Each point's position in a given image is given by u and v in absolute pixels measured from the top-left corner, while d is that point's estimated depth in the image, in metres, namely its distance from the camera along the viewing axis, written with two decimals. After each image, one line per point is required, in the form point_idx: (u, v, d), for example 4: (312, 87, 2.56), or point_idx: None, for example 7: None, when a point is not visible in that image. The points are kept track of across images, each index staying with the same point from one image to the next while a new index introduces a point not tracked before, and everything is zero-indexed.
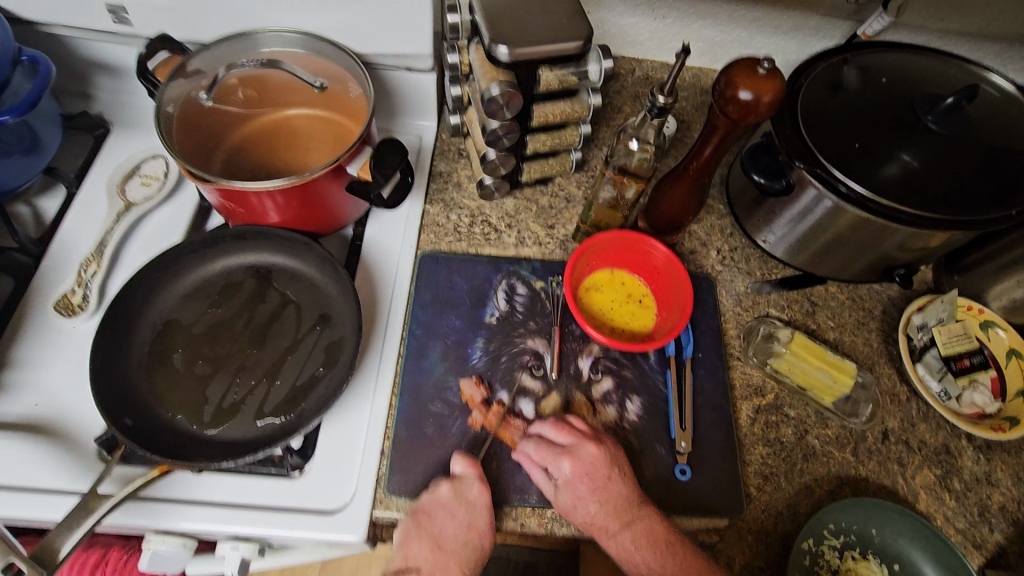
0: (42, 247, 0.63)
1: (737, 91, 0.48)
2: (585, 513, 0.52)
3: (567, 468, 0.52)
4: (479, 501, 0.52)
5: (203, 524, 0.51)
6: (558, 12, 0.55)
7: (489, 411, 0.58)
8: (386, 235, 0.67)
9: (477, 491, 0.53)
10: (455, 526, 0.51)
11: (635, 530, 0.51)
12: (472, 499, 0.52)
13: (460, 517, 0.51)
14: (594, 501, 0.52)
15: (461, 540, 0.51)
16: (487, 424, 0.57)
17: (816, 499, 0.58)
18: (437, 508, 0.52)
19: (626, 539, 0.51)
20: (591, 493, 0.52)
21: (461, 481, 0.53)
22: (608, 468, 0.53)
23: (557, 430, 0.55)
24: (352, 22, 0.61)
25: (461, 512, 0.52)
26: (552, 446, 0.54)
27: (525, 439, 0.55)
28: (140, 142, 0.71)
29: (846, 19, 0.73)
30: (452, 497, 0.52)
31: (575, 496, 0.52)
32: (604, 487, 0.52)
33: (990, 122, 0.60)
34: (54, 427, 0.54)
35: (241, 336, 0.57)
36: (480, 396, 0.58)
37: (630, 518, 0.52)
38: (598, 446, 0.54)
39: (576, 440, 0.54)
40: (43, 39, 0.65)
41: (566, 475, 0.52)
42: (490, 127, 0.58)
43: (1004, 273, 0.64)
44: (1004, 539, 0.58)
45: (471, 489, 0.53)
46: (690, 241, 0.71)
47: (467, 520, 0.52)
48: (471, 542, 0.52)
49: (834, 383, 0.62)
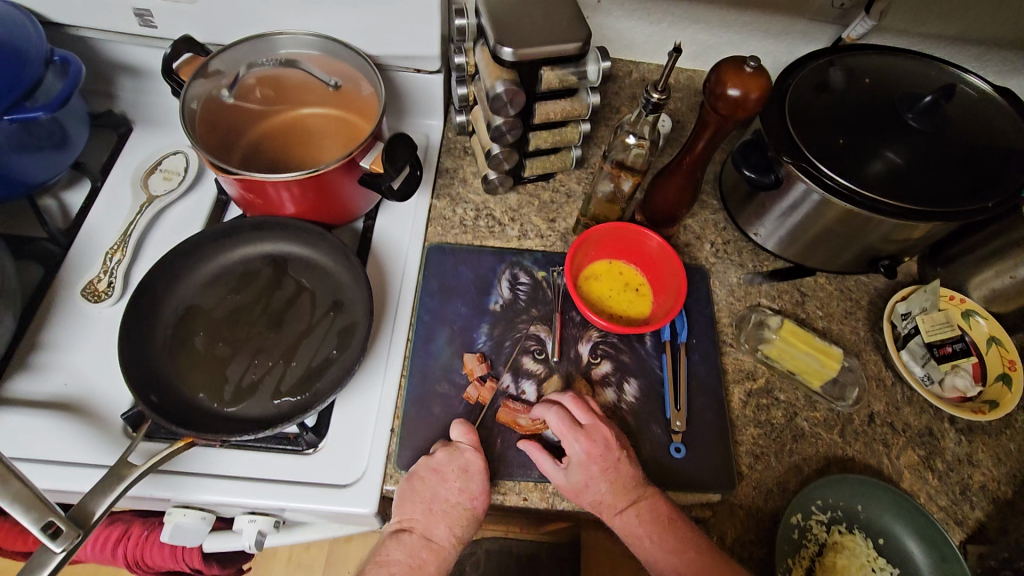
0: (70, 237, 0.66)
1: (726, 89, 0.52)
2: (595, 492, 0.55)
3: (581, 448, 0.55)
4: (473, 465, 0.56)
5: (223, 495, 0.54)
6: (559, 16, 0.58)
7: (483, 386, 0.61)
8: (395, 227, 0.70)
9: (473, 456, 0.56)
10: (447, 489, 0.54)
11: (640, 508, 0.54)
12: (465, 464, 0.56)
13: (453, 481, 0.55)
14: (605, 480, 0.55)
15: (451, 503, 0.54)
16: (480, 398, 0.60)
17: (805, 477, 0.60)
18: (430, 473, 0.55)
19: (630, 516, 0.54)
20: (603, 473, 0.55)
21: (455, 447, 0.56)
22: (617, 450, 0.56)
23: (576, 407, 0.58)
24: (364, 26, 0.65)
25: (453, 476, 0.55)
26: (573, 423, 0.56)
27: (547, 408, 0.58)
28: (162, 139, 0.74)
29: (832, 24, 0.77)
30: (446, 462, 0.55)
31: (588, 476, 0.55)
32: (614, 468, 0.55)
33: (967, 120, 0.63)
34: (82, 405, 0.57)
35: (260, 322, 0.61)
36: (481, 373, 0.61)
37: (636, 496, 0.55)
38: (609, 428, 0.57)
39: (592, 420, 0.57)
40: (72, 42, 0.69)
41: (580, 455, 0.55)
42: (495, 123, 0.61)
43: (984, 264, 0.67)
44: (985, 516, 0.61)
45: (465, 454, 0.56)
46: (685, 234, 0.75)
47: (459, 484, 0.55)
48: (463, 505, 0.55)
49: (821, 367, 0.65)
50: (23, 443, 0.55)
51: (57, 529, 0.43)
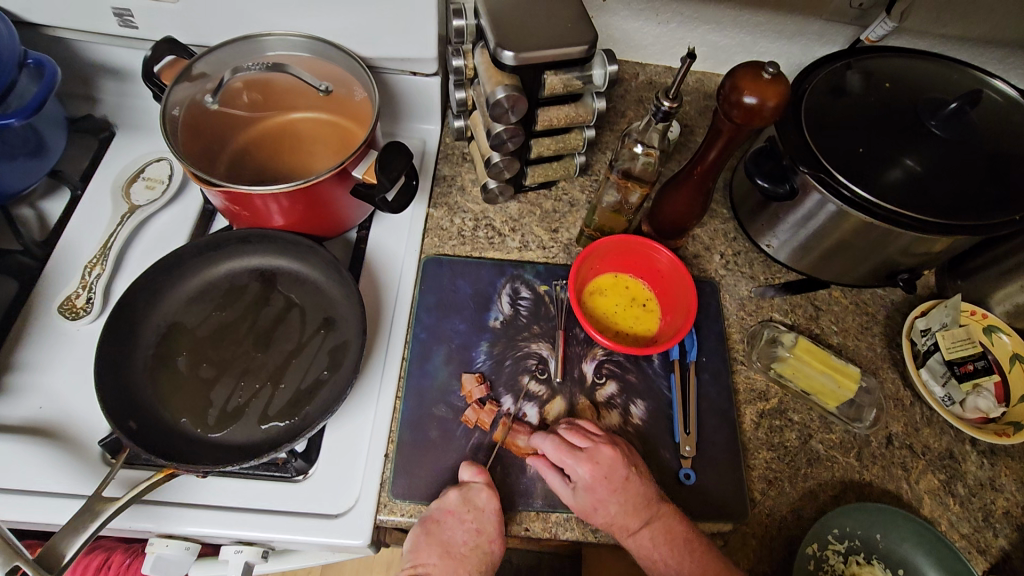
0: (47, 249, 0.63)
1: (743, 96, 0.48)
2: (605, 513, 0.52)
3: (585, 472, 0.52)
4: (487, 506, 0.52)
5: (207, 527, 0.51)
6: (564, 17, 0.55)
7: (482, 408, 0.57)
8: (390, 238, 0.67)
9: (486, 496, 0.52)
10: (465, 531, 0.51)
11: (653, 528, 0.52)
12: (479, 505, 0.52)
13: (470, 522, 0.51)
14: (614, 502, 0.52)
15: (470, 546, 0.51)
16: (480, 423, 0.57)
17: (821, 504, 0.58)
18: (445, 515, 0.52)
19: (644, 537, 0.51)
20: (611, 494, 0.52)
21: (469, 487, 0.53)
22: (625, 468, 0.53)
23: (571, 434, 0.55)
24: (358, 26, 0.61)
25: (470, 517, 0.51)
26: (570, 449, 0.53)
27: (541, 437, 0.55)
28: (145, 145, 0.71)
29: (849, 25, 0.74)
30: (460, 503, 0.52)
31: (595, 499, 0.52)
32: (622, 488, 0.52)
33: (994, 127, 0.60)
34: (57, 430, 0.54)
35: (247, 340, 0.57)
36: (479, 394, 0.58)
37: (649, 516, 0.52)
38: (613, 447, 0.54)
39: (591, 443, 0.54)
40: (49, 42, 0.65)
41: (585, 479, 0.52)
42: (495, 131, 0.58)
43: (1008, 278, 0.64)
44: (1008, 545, 0.58)
45: (479, 496, 0.52)
46: (694, 245, 0.71)
47: (476, 525, 0.51)
48: (481, 549, 0.52)
49: (838, 388, 0.61)
50: None
51: None
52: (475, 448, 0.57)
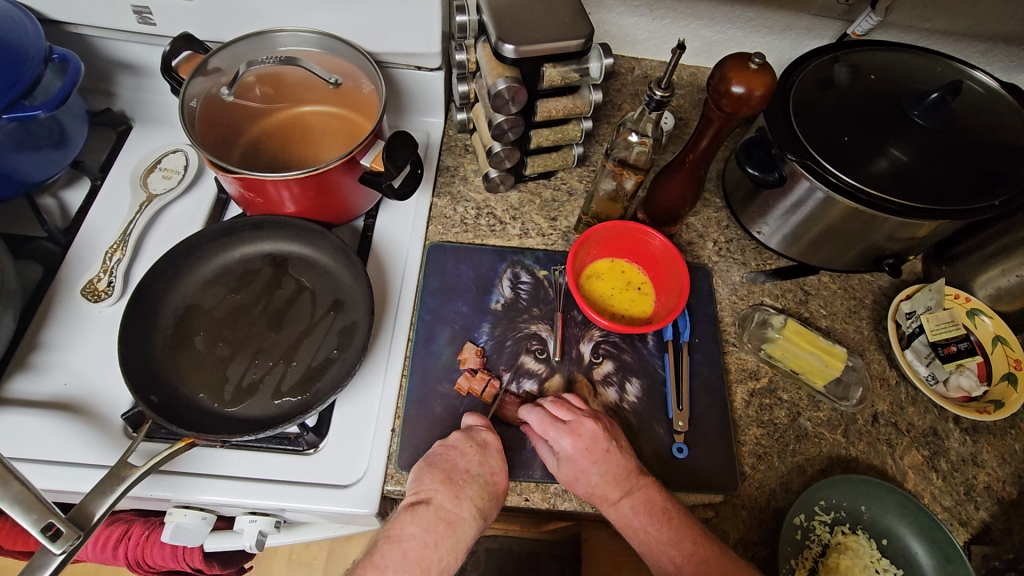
0: (70, 236, 0.66)
1: (731, 85, 0.51)
2: (587, 483, 0.54)
3: (567, 443, 0.54)
4: (491, 443, 0.56)
5: (224, 496, 0.54)
6: (561, 12, 0.58)
7: (474, 376, 0.61)
8: (396, 226, 0.70)
9: (489, 435, 0.56)
10: (467, 461, 0.54)
11: (634, 498, 0.54)
12: (484, 442, 0.56)
13: (472, 454, 0.54)
14: (596, 472, 0.54)
15: (471, 474, 0.53)
16: (471, 390, 0.60)
17: (808, 478, 0.60)
18: (448, 448, 0.55)
19: (625, 506, 0.54)
20: (593, 464, 0.54)
21: (472, 430, 0.56)
22: (606, 441, 0.55)
23: (555, 407, 0.57)
24: (364, 22, 0.64)
25: (472, 450, 0.54)
26: (554, 422, 0.56)
27: (529, 407, 0.57)
28: (161, 138, 0.74)
29: (837, 20, 0.76)
30: (463, 439, 0.55)
31: (577, 469, 0.54)
32: (603, 459, 0.54)
33: (974, 117, 0.62)
34: (81, 405, 0.57)
35: (259, 321, 0.60)
36: (474, 363, 0.61)
37: (630, 486, 0.54)
38: (596, 422, 0.56)
39: (575, 416, 0.56)
40: (71, 39, 0.68)
41: (567, 450, 0.54)
42: (496, 121, 0.61)
43: (990, 263, 0.66)
44: (989, 517, 0.60)
45: (482, 434, 0.56)
46: (688, 233, 0.74)
47: (479, 457, 0.54)
48: (483, 479, 0.54)
49: (825, 367, 0.64)
50: (23, 443, 0.55)
51: (57, 531, 0.43)
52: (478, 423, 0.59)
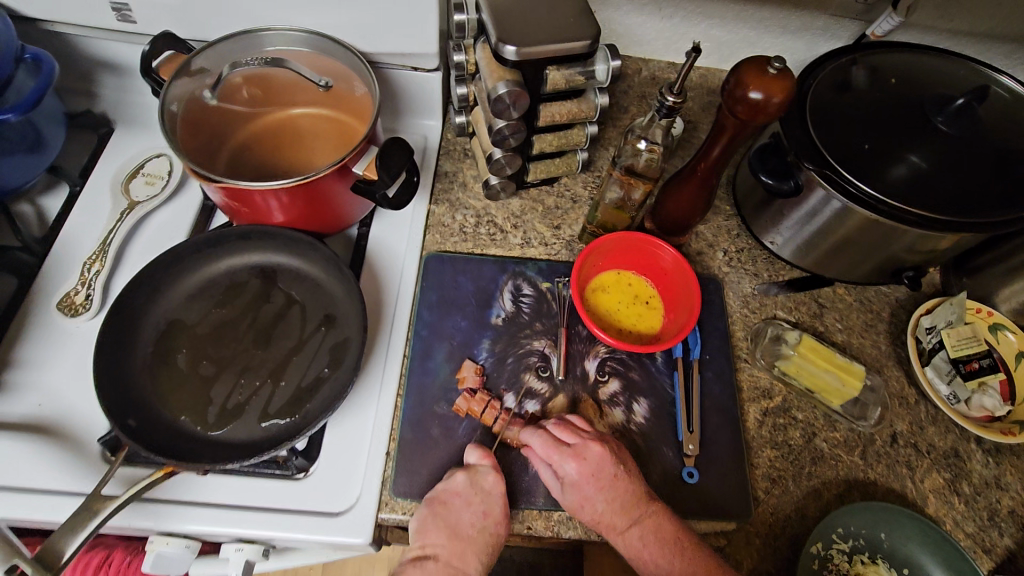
0: (46, 246, 0.62)
1: (748, 91, 0.48)
2: (592, 510, 0.51)
3: (572, 468, 0.51)
4: (494, 489, 0.52)
5: (207, 525, 0.51)
6: (567, 11, 0.54)
7: (473, 398, 0.58)
8: (391, 235, 0.66)
9: (493, 480, 0.52)
10: (472, 514, 0.51)
11: (643, 527, 0.51)
12: (487, 489, 0.52)
13: (476, 505, 0.51)
14: (602, 499, 0.51)
15: (477, 528, 0.51)
16: (470, 411, 0.57)
17: (825, 503, 0.57)
18: (452, 498, 0.52)
19: (634, 535, 0.51)
20: (598, 491, 0.51)
21: (476, 471, 0.53)
22: (613, 466, 0.52)
23: (560, 429, 0.54)
24: (357, 20, 0.60)
25: (476, 499, 0.51)
26: (559, 445, 0.53)
27: (529, 429, 0.55)
28: (144, 141, 0.70)
29: (854, 20, 0.73)
30: (467, 487, 0.52)
31: (582, 496, 0.51)
32: (610, 486, 0.52)
33: (1001, 123, 0.59)
34: (57, 428, 0.54)
35: (246, 337, 0.57)
36: (474, 382, 0.59)
37: (638, 514, 0.51)
38: (602, 444, 0.53)
39: (580, 440, 0.53)
40: (48, 37, 0.65)
41: (572, 475, 0.51)
42: (497, 127, 0.57)
43: (1014, 276, 0.63)
44: (1014, 544, 0.58)
45: (487, 479, 0.52)
46: (697, 242, 0.71)
47: (483, 508, 0.51)
48: (488, 530, 0.51)
49: (843, 386, 0.61)
50: None
51: (23, 574, 0.39)
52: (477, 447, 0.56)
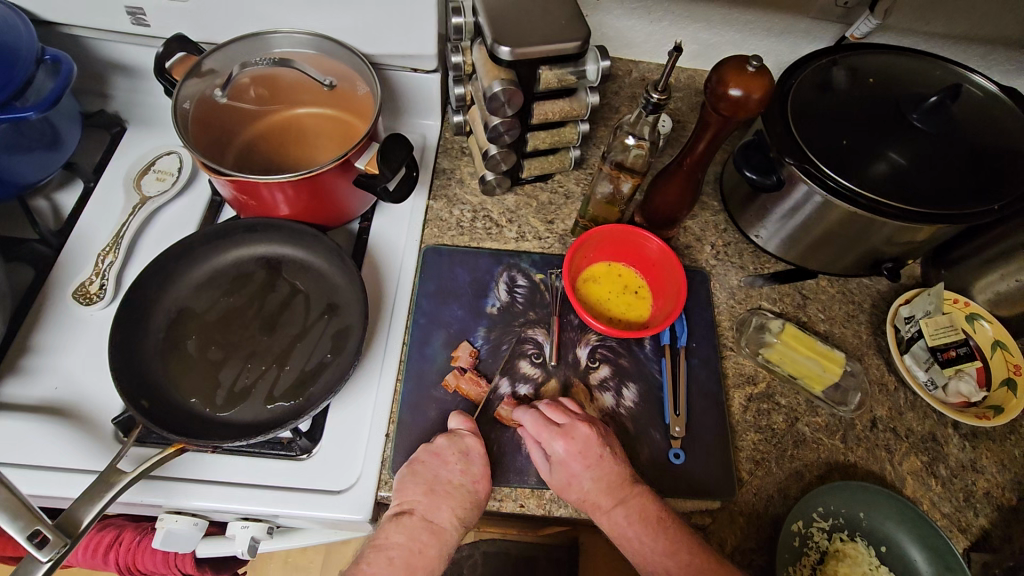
0: (62, 239, 0.65)
1: (728, 89, 0.51)
2: (579, 489, 0.54)
3: (561, 447, 0.54)
4: (474, 449, 0.55)
5: (215, 502, 0.53)
6: (557, 14, 0.57)
7: (461, 374, 0.61)
8: (391, 229, 0.69)
9: (473, 441, 0.56)
10: (449, 471, 0.53)
11: (628, 506, 0.53)
12: (466, 449, 0.55)
13: (454, 464, 0.54)
14: (588, 478, 0.54)
15: (454, 484, 0.53)
16: (458, 388, 0.60)
17: (806, 483, 0.60)
18: (431, 456, 0.54)
19: (619, 515, 0.53)
20: (585, 470, 0.54)
21: (456, 434, 0.56)
22: (600, 447, 0.55)
23: (550, 410, 0.57)
24: (360, 23, 0.64)
25: (454, 458, 0.54)
26: (548, 424, 0.56)
27: (523, 408, 0.58)
28: (155, 140, 0.73)
29: (835, 23, 0.76)
30: (446, 446, 0.55)
31: (570, 475, 0.54)
32: (597, 464, 0.54)
33: (974, 120, 0.62)
34: (72, 410, 0.57)
35: (252, 324, 0.60)
36: (468, 362, 0.61)
37: (624, 495, 0.54)
38: (590, 426, 0.56)
39: (569, 420, 0.56)
40: (64, 40, 0.68)
41: (560, 454, 0.54)
42: (492, 124, 0.60)
43: (989, 267, 0.66)
44: (988, 523, 0.60)
45: (465, 440, 0.56)
46: (686, 236, 0.74)
47: (461, 466, 0.54)
48: (465, 487, 0.54)
49: (823, 371, 0.64)
50: (11, 448, 0.54)
51: (43, 538, 0.42)
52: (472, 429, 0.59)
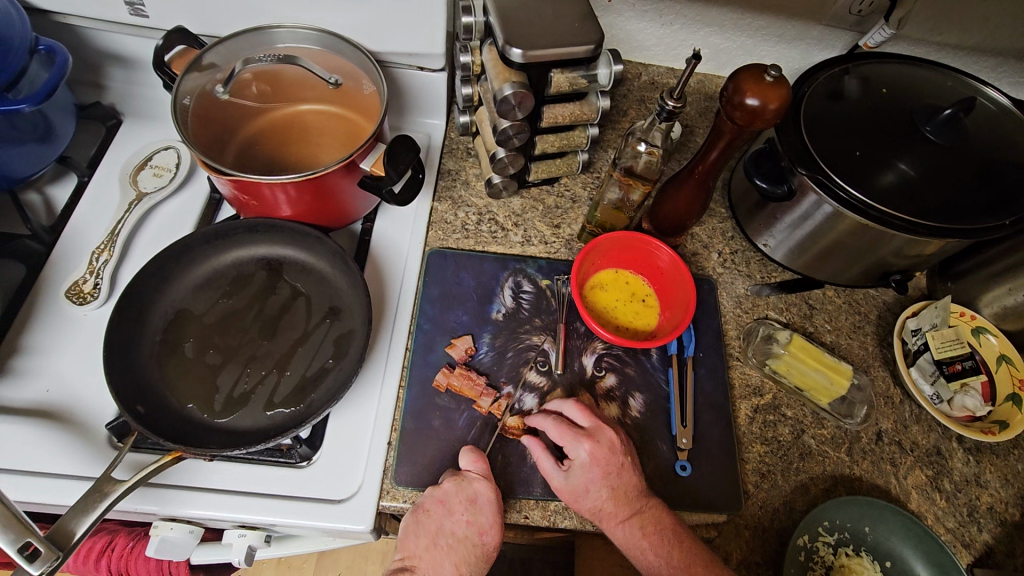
0: (54, 235, 0.63)
1: (745, 98, 0.50)
2: (595, 497, 0.53)
3: (586, 450, 0.54)
4: (482, 497, 0.53)
5: (213, 510, 0.52)
6: (571, 17, 0.56)
7: (452, 372, 0.60)
8: (394, 230, 0.68)
9: (481, 487, 0.53)
10: (453, 522, 0.52)
11: (643, 518, 0.53)
12: (473, 495, 0.53)
13: (459, 514, 0.52)
14: (606, 486, 0.53)
15: (458, 538, 0.53)
16: (449, 385, 0.59)
17: (812, 497, 0.59)
18: (436, 505, 0.53)
19: (633, 525, 0.53)
20: (605, 477, 0.53)
21: (464, 477, 0.54)
22: (622, 455, 0.55)
23: (576, 411, 0.57)
24: (367, 21, 0.62)
25: (460, 509, 0.52)
26: (571, 429, 0.56)
27: (537, 415, 0.57)
28: (152, 135, 0.71)
29: (848, 31, 0.75)
30: (453, 494, 0.53)
31: (588, 481, 0.53)
32: (617, 473, 0.54)
33: (986, 134, 0.62)
34: (64, 413, 0.55)
35: (252, 327, 0.58)
36: (462, 356, 0.61)
37: (639, 506, 0.53)
38: (615, 432, 0.56)
39: (595, 424, 0.56)
40: (58, 29, 0.66)
41: (584, 457, 0.54)
42: (501, 127, 0.59)
43: (997, 281, 0.66)
44: (992, 539, 0.60)
45: (473, 485, 0.53)
46: (693, 243, 0.73)
47: (466, 517, 0.52)
48: (470, 540, 0.53)
49: (832, 385, 0.64)
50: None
51: (35, 551, 0.41)
52: (476, 438, 0.58)
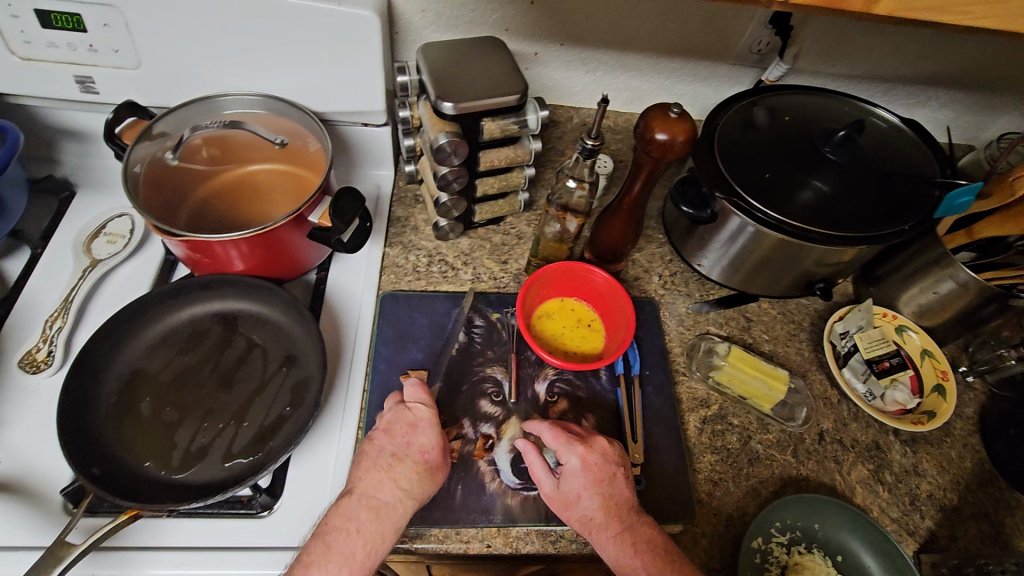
0: (7, 306, 0.64)
1: (655, 133, 0.55)
2: (585, 507, 0.54)
3: (578, 456, 0.55)
4: (421, 417, 0.56)
5: (172, 569, 0.52)
6: (496, 71, 0.61)
7: None
8: (348, 277, 0.71)
9: (421, 408, 0.57)
10: (394, 443, 0.54)
11: (634, 534, 0.53)
12: (411, 419, 0.56)
13: (399, 435, 0.55)
14: (597, 496, 0.54)
15: (398, 457, 0.54)
16: None
17: (763, 500, 0.62)
18: (378, 432, 0.56)
19: (625, 541, 0.52)
20: (596, 486, 0.54)
21: (404, 405, 0.57)
22: (615, 465, 0.56)
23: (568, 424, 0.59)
24: (310, 84, 0.66)
25: (400, 430, 0.55)
26: (567, 435, 0.57)
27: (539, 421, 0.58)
28: (105, 203, 0.74)
29: (753, 67, 0.83)
30: (392, 419, 0.56)
31: (579, 488, 0.54)
32: (609, 482, 0.55)
33: (879, 150, 0.68)
34: (16, 483, 0.55)
35: (209, 382, 0.59)
36: None
37: (629, 521, 0.54)
38: (609, 442, 0.58)
39: (587, 434, 0.58)
40: (9, 109, 0.68)
41: (575, 463, 0.55)
42: (441, 173, 0.63)
43: (910, 282, 0.71)
44: (935, 524, 0.63)
45: (413, 409, 0.57)
46: (634, 268, 0.78)
47: (407, 437, 0.55)
48: (411, 457, 0.54)
49: (770, 391, 0.67)
50: None
51: None
52: None
